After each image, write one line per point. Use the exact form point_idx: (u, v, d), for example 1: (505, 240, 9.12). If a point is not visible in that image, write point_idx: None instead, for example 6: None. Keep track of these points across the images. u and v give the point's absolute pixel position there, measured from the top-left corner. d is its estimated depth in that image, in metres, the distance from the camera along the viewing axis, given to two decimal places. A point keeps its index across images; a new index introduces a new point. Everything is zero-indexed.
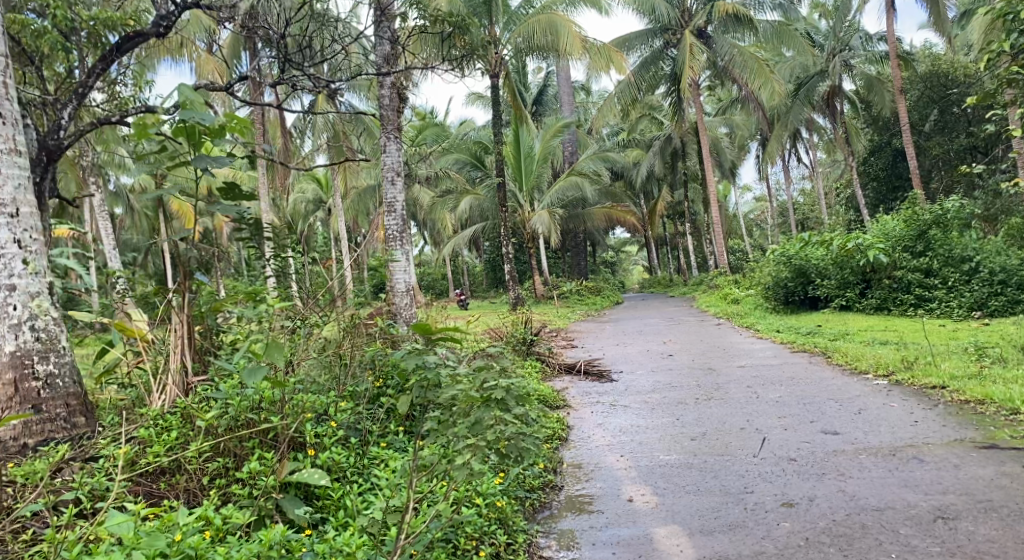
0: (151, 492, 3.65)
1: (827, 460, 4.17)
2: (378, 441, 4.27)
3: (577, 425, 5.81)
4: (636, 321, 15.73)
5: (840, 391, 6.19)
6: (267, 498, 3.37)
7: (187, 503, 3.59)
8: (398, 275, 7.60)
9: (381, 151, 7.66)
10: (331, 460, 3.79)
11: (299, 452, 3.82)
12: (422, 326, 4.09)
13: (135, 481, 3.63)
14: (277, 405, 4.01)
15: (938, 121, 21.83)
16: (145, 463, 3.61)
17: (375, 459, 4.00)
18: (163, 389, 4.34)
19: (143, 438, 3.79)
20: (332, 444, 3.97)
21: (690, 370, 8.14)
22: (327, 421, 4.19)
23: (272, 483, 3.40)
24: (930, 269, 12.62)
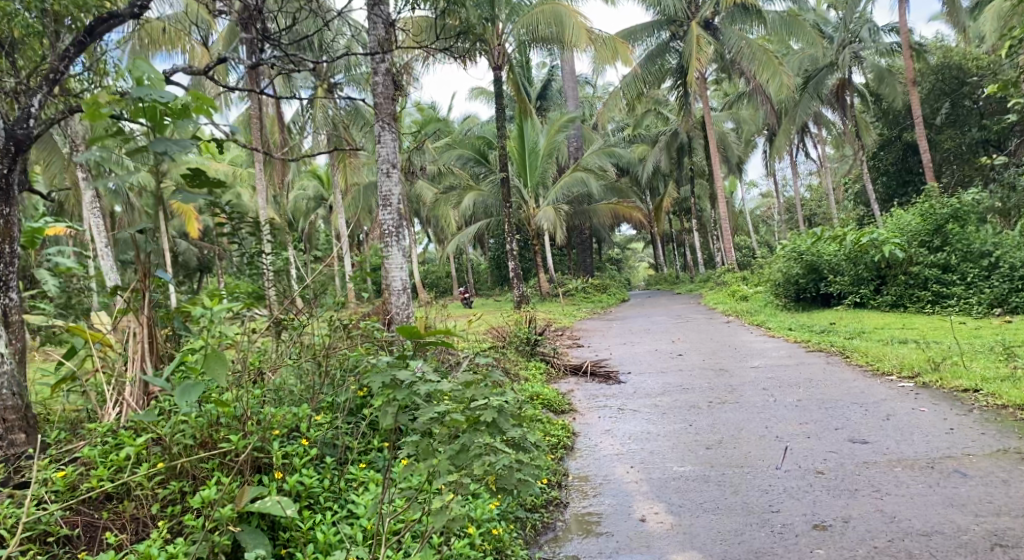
0: (93, 521, 3.34)
1: (858, 474, 3.82)
2: (358, 460, 3.92)
3: (583, 431, 5.47)
4: (644, 319, 15.31)
5: (864, 394, 5.81)
6: (222, 532, 3.00)
7: (134, 534, 3.26)
8: (395, 272, 7.24)
9: (376, 142, 7.29)
10: (301, 484, 3.45)
11: (266, 475, 3.47)
12: (409, 330, 3.68)
13: (74, 510, 3.31)
14: (240, 421, 3.64)
15: (949, 115, 21.35)
16: (86, 489, 3.30)
17: (354, 480, 3.66)
18: (118, 400, 4.01)
19: (87, 459, 3.48)
20: (305, 465, 3.62)
21: (702, 371, 7.77)
22: (299, 438, 3.84)
23: (230, 514, 3.04)
24: (947, 264, 12.20)
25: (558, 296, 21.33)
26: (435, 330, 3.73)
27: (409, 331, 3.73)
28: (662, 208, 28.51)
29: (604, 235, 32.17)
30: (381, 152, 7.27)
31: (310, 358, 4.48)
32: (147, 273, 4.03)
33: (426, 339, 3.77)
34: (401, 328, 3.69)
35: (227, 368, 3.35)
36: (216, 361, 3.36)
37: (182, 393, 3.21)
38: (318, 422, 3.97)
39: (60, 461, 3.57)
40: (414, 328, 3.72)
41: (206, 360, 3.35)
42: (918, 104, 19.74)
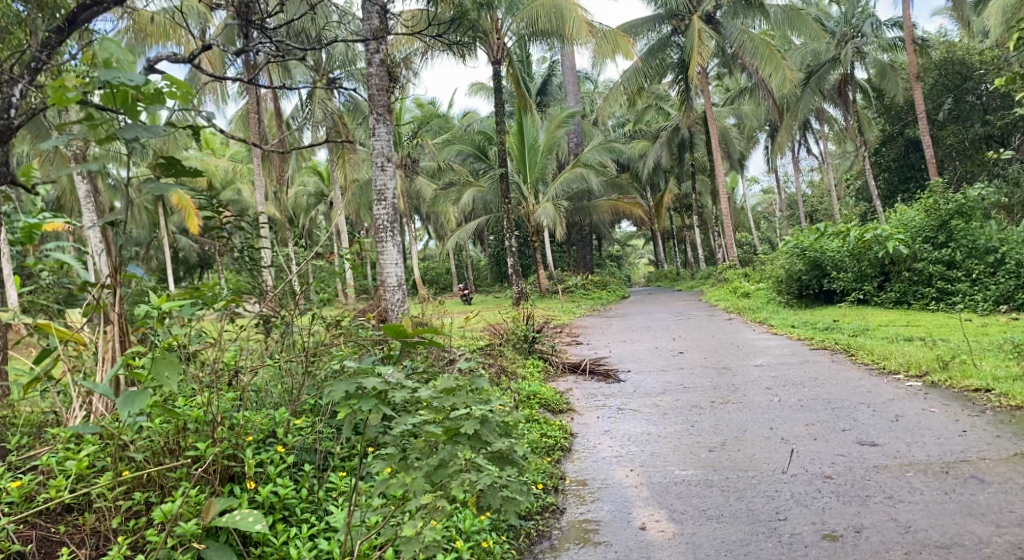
0: (49, 535, 3.19)
1: (868, 479, 3.65)
2: (338, 467, 3.77)
3: (582, 432, 5.30)
4: (645, 316, 15.14)
5: (871, 394, 5.64)
6: (186, 549, 2.88)
7: (94, 550, 3.13)
8: (389, 268, 7.08)
9: (370, 135, 7.10)
10: (274, 495, 3.30)
11: (237, 486, 3.32)
12: (394, 329, 3.51)
13: (29, 524, 3.17)
14: (210, 426, 3.48)
15: (953, 110, 21.13)
16: (43, 501, 3.16)
17: (334, 492, 3.51)
18: (88, 402, 3.81)
19: (47, 467, 3.32)
20: (278, 476, 3.47)
21: (703, 369, 7.60)
22: (275, 445, 3.70)
23: (195, 529, 2.90)
24: (952, 260, 12.03)
25: (557, 293, 21.16)
26: (422, 331, 3.56)
27: (394, 329, 3.56)
28: (663, 205, 28.33)
29: (604, 232, 32.01)
30: (375, 144, 7.07)
31: (293, 359, 4.31)
32: (117, 268, 3.78)
33: (412, 339, 3.60)
34: (385, 327, 3.53)
35: (181, 370, 3.09)
36: (166, 365, 3.10)
37: (124, 401, 2.94)
38: (297, 426, 3.81)
39: (17, 471, 3.42)
40: (398, 327, 3.56)
41: (154, 364, 3.09)
42: (922, 99, 19.52)
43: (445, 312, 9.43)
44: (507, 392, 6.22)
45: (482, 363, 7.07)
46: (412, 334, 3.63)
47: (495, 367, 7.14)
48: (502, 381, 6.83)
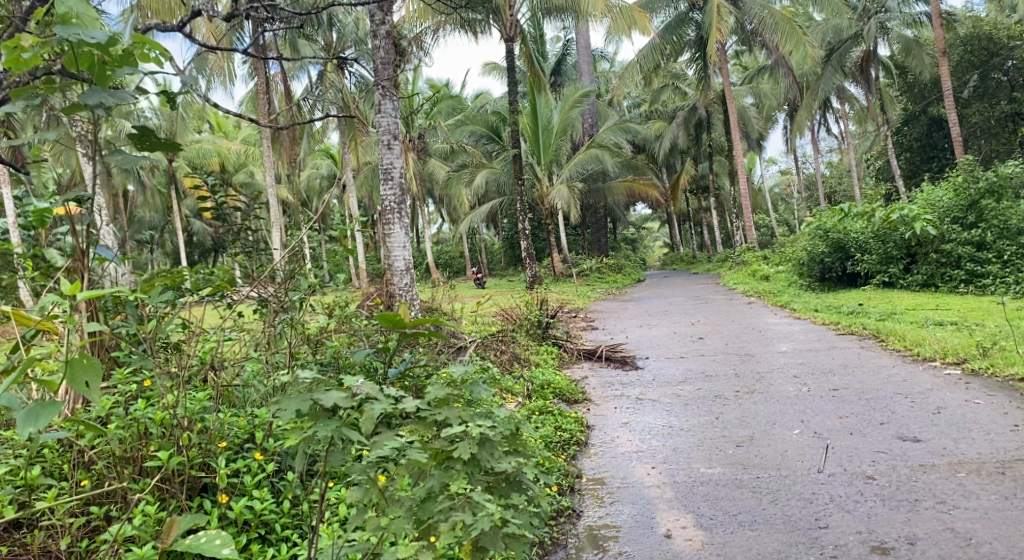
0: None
1: (916, 480, 3.34)
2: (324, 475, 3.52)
3: (599, 425, 5.00)
4: (661, 300, 14.79)
5: (907, 383, 5.28)
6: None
7: None
8: (396, 252, 6.79)
9: (376, 111, 6.78)
10: (248, 509, 3.10)
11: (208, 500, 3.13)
12: (388, 319, 2.86)
13: None
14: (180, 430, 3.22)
15: (978, 87, 20.44)
16: None
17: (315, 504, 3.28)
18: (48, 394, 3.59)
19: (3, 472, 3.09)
20: (253, 490, 3.25)
21: (725, 356, 7.27)
22: (253, 451, 3.48)
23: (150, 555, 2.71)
24: (983, 242, 11.55)
25: (572, 276, 20.83)
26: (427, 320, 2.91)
27: (389, 319, 2.91)
28: (679, 186, 27.78)
29: (619, 215, 31.56)
30: (381, 122, 6.76)
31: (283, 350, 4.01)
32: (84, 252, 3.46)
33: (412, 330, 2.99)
34: (379, 317, 2.86)
35: (107, 379, 2.24)
36: (85, 368, 2.25)
37: (21, 419, 2.13)
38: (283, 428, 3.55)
39: None
40: (393, 315, 2.90)
41: (68, 365, 2.26)
42: (948, 76, 18.88)
43: (456, 297, 9.12)
44: (520, 381, 5.94)
45: (494, 350, 6.79)
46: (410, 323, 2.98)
47: (508, 354, 6.84)
48: (516, 368, 6.55)
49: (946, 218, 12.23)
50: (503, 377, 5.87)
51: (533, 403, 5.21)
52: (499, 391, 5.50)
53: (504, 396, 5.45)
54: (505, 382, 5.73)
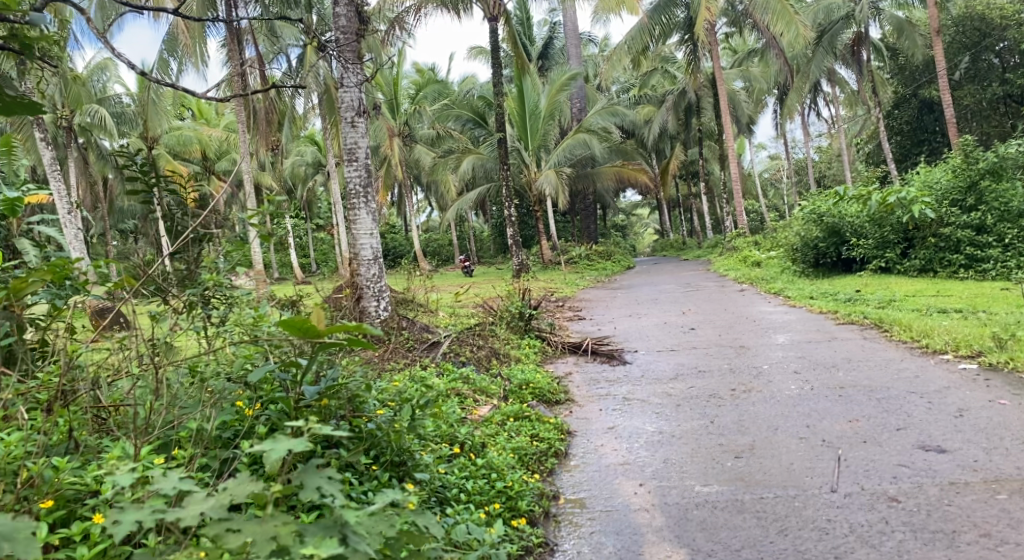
0: None
1: (948, 502, 2.90)
2: None
3: (582, 430, 4.49)
4: (651, 287, 14.31)
5: (919, 380, 4.80)
6: None
7: None
8: (362, 240, 6.27)
9: (337, 85, 6.20)
10: None
11: None
12: (290, 324, 2.48)
13: None
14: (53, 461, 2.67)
15: (970, 69, 20.01)
16: None
17: None
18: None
19: None
20: None
21: (719, 349, 6.79)
22: None
23: None
24: (983, 225, 11.13)
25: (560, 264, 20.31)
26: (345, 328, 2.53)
27: (294, 325, 2.54)
28: (668, 171, 27.23)
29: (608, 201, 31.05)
30: (344, 97, 6.22)
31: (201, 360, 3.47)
32: None
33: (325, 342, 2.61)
34: (279, 322, 2.51)
35: None
36: None
37: None
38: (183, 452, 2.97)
39: None
40: (297, 321, 2.53)
41: None
42: (942, 57, 18.41)
43: (433, 287, 8.58)
44: (496, 380, 5.43)
45: (470, 346, 6.30)
46: (322, 333, 2.57)
47: (486, 350, 6.33)
48: (493, 366, 6.04)
49: (945, 200, 11.76)
50: (478, 377, 5.36)
51: (509, 407, 4.70)
52: (472, 393, 5.00)
53: (478, 399, 4.96)
54: (481, 382, 5.22)
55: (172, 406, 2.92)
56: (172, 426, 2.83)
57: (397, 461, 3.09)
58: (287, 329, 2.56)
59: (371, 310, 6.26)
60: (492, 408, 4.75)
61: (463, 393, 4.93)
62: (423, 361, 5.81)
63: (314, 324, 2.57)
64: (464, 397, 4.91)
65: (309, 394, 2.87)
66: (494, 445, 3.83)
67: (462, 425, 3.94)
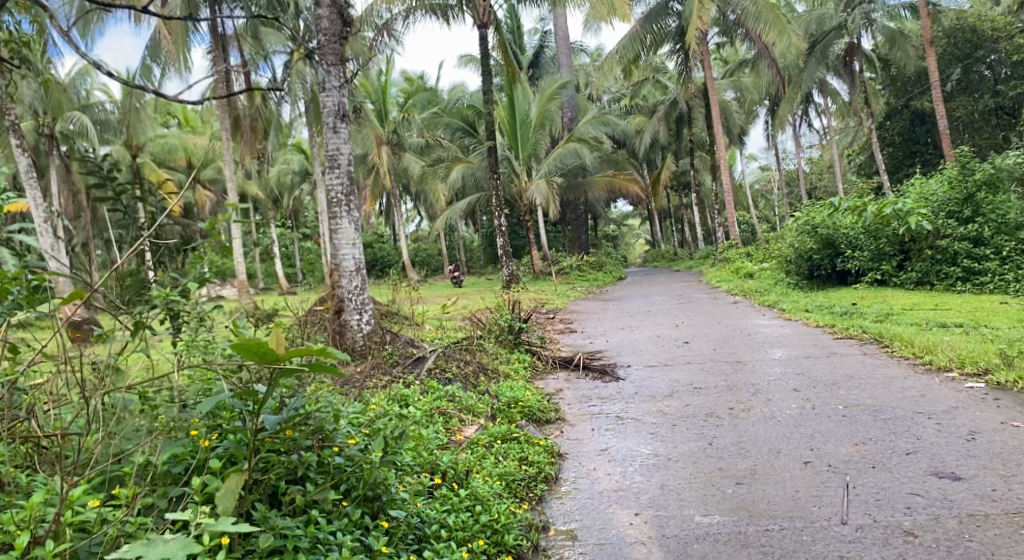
0: None
1: (970, 539, 2.72)
2: None
3: (573, 452, 4.27)
4: (643, 299, 14.11)
5: (925, 399, 4.62)
6: None
7: None
8: (345, 249, 6.04)
9: (319, 89, 6.00)
10: None
11: None
12: (242, 347, 2.30)
13: None
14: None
15: (961, 81, 19.98)
16: None
17: None
18: None
19: None
20: None
21: (714, 364, 6.59)
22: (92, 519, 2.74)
23: None
24: (979, 237, 11.02)
25: (551, 275, 20.13)
26: (302, 352, 2.35)
27: (247, 348, 2.36)
28: (659, 182, 27.10)
29: (600, 211, 30.92)
30: (327, 103, 6.02)
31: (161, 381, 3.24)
32: None
33: (283, 367, 2.41)
34: (232, 345, 2.32)
35: None
36: None
37: None
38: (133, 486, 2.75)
39: None
40: (250, 343, 2.35)
41: None
42: (934, 68, 18.35)
43: (420, 299, 8.37)
44: (483, 398, 5.21)
45: (456, 361, 6.08)
46: (280, 357, 2.39)
47: (473, 366, 6.11)
48: (481, 382, 5.82)
49: (941, 212, 11.62)
50: (465, 394, 5.14)
51: (498, 427, 4.48)
52: (457, 412, 4.79)
53: (465, 418, 4.74)
54: (467, 399, 5.00)
55: (118, 436, 2.69)
56: (119, 459, 2.64)
57: (371, 492, 2.88)
58: (241, 352, 2.37)
59: (353, 323, 6.05)
60: (479, 427, 4.52)
61: (449, 412, 4.72)
62: (407, 377, 5.59)
63: (270, 347, 2.39)
64: (451, 416, 4.70)
65: (268, 425, 2.61)
66: (480, 471, 3.62)
67: (445, 451, 3.72)
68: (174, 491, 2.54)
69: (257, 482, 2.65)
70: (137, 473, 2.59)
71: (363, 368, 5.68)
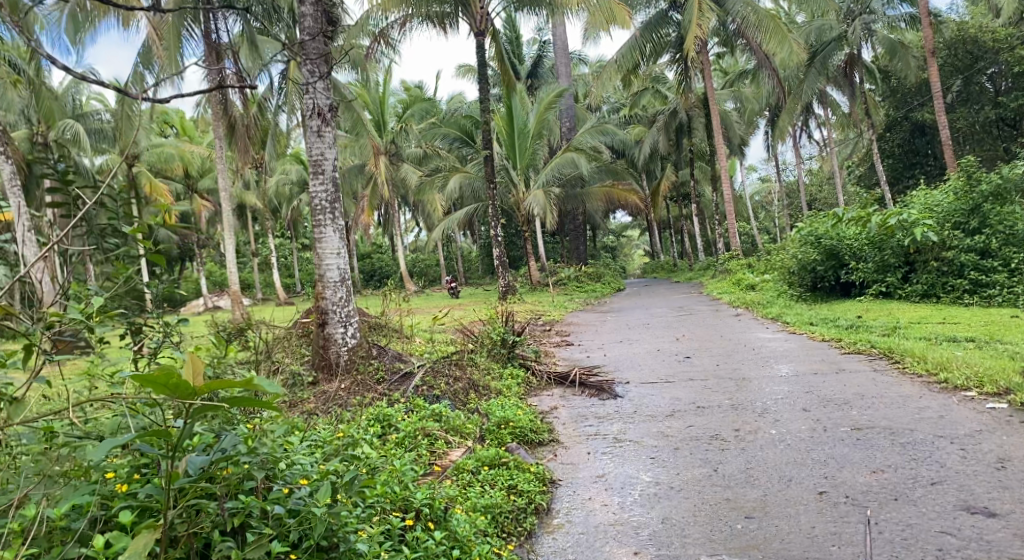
0: None
1: None
2: None
3: (567, 479, 3.96)
4: (643, 311, 13.82)
5: (946, 421, 4.31)
6: None
7: None
8: (329, 260, 5.73)
9: (302, 91, 5.70)
10: None
11: None
12: (144, 378, 2.04)
13: None
14: None
15: (961, 92, 19.83)
16: None
17: None
18: None
19: None
20: None
21: (718, 381, 6.27)
22: None
23: None
24: (987, 249, 10.71)
25: (549, 286, 19.83)
26: (221, 385, 2.08)
27: (154, 380, 2.10)
28: (659, 193, 26.82)
29: (599, 222, 30.66)
30: (312, 106, 5.72)
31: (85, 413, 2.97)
32: None
33: (196, 402, 2.16)
34: (136, 377, 2.07)
35: None
36: None
37: None
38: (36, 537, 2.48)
39: None
40: (154, 374, 2.08)
41: None
42: (936, 79, 18.11)
43: (411, 311, 8.04)
44: (473, 418, 4.88)
45: (445, 377, 5.75)
46: (189, 391, 2.14)
47: (463, 382, 5.78)
48: (471, 400, 5.50)
49: (947, 223, 11.32)
50: (453, 413, 4.82)
51: (486, 451, 4.18)
52: (446, 433, 4.48)
53: (452, 439, 4.44)
54: (455, 419, 4.69)
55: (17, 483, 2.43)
56: (16, 508, 2.37)
57: (329, 538, 2.60)
58: (148, 385, 2.12)
59: (337, 337, 5.73)
60: (467, 452, 4.21)
61: (435, 434, 4.41)
62: (393, 395, 5.27)
63: (181, 379, 2.13)
64: (436, 438, 4.39)
65: (191, 468, 2.35)
66: (460, 504, 3.35)
67: (425, 482, 3.45)
68: (71, 549, 2.28)
69: (179, 533, 2.39)
70: (32, 526, 2.32)
71: (346, 386, 5.38)
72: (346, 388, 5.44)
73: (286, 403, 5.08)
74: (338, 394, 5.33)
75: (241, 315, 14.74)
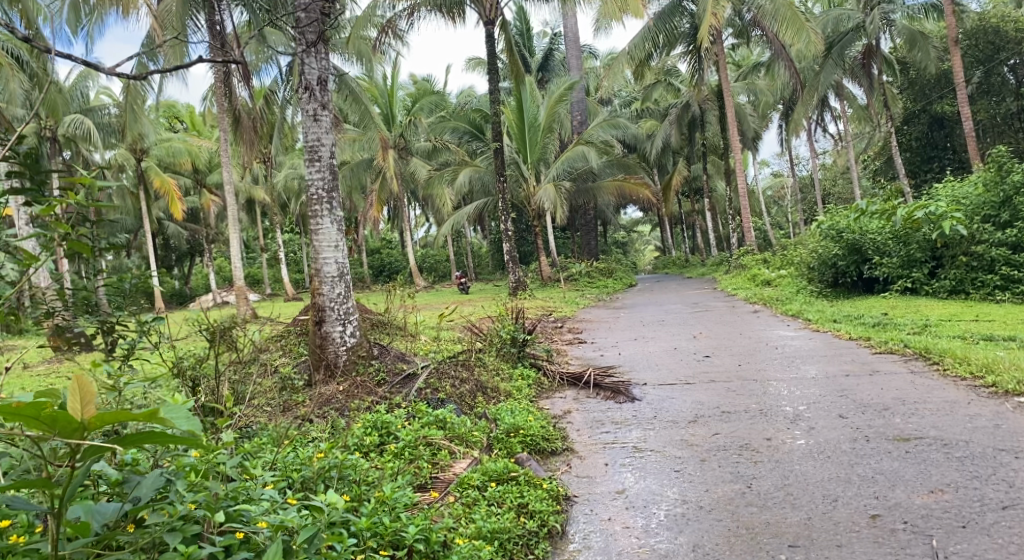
0: None
1: None
2: None
3: (583, 495, 3.58)
4: (657, 307, 13.38)
5: (1005, 433, 3.88)
6: None
7: None
8: (326, 254, 5.36)
9: (297, 73, 5.33)
10: None
11: None
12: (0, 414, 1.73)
13: None
14: None
15: (982, 84, 19.01)
16: None
17: None
18: None
19: None
20: None
21: (743, 383, 5.85)
22: None
23: None
24: (1019, 243, 10.19)
25: (559, 282, 19.41)
26: (115, 417, 1.78)
27: (24, 415, 1.79)
28: (671, 187, 26.29)
29: (609, 216, 30.20)
30: (311, 87, 5.38)
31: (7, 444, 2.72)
32: None
33: (79, 440, 1.84)
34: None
35: None
36: None
37: None
38: None
39: None
40: (19, 408, 1.78)
41: None
42: (958, 69, 17.44)
43: (415, 308, 7.67)
44: (480, 424, 4.49)
45: (451, 380, 5.39)
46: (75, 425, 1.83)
47: (470, 385, 5.42)
48: (478, 404, 5.13)
49: (977, 216, 10.80)
50: (458, 419, 4.44)
51: (494, 463, 3.80)
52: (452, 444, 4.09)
53: (457, 448, 4.09)
54: (460, 427, 4.30)
55: None
56: None
57: None
58: (21, 420, 1.80)
59: (335, 336, 5.36)
60: (473, 465, 3.81)
61: (438, 444, 4.02)
62: (394, 399, 4.91)
63: (57, 412, 1.82)
64: (440, 449, 4.00)
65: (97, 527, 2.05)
66: (464, 533, 2.99)
67: (423, 512, 3.09)
68: None
69: None
70: None
71: (344, 391, 5.03)
72: (345, 390, 5.10)
73: (280, 410, 4.76)
74: (336, 398, 4.99)
75: (246, 310, 14.40)
